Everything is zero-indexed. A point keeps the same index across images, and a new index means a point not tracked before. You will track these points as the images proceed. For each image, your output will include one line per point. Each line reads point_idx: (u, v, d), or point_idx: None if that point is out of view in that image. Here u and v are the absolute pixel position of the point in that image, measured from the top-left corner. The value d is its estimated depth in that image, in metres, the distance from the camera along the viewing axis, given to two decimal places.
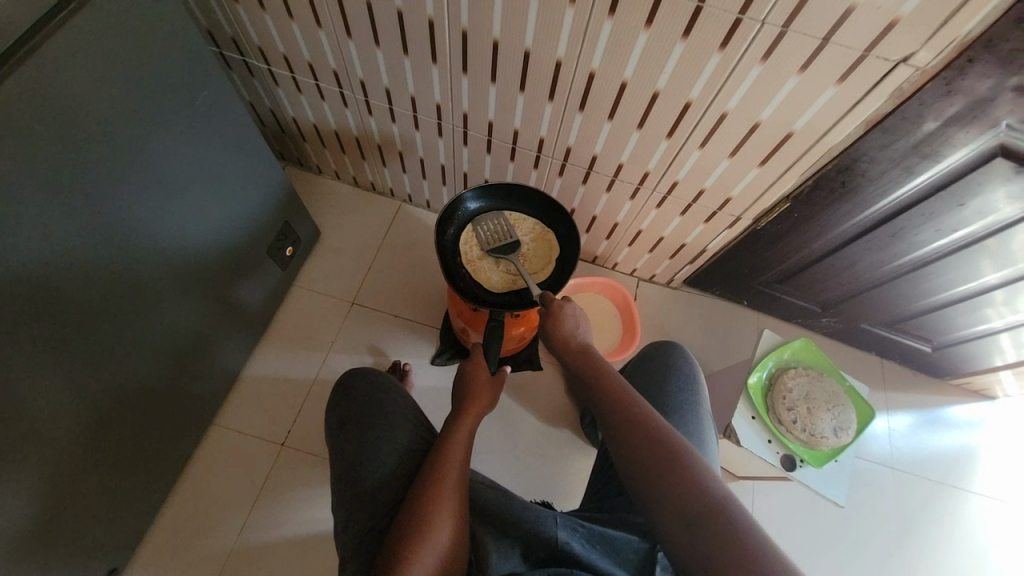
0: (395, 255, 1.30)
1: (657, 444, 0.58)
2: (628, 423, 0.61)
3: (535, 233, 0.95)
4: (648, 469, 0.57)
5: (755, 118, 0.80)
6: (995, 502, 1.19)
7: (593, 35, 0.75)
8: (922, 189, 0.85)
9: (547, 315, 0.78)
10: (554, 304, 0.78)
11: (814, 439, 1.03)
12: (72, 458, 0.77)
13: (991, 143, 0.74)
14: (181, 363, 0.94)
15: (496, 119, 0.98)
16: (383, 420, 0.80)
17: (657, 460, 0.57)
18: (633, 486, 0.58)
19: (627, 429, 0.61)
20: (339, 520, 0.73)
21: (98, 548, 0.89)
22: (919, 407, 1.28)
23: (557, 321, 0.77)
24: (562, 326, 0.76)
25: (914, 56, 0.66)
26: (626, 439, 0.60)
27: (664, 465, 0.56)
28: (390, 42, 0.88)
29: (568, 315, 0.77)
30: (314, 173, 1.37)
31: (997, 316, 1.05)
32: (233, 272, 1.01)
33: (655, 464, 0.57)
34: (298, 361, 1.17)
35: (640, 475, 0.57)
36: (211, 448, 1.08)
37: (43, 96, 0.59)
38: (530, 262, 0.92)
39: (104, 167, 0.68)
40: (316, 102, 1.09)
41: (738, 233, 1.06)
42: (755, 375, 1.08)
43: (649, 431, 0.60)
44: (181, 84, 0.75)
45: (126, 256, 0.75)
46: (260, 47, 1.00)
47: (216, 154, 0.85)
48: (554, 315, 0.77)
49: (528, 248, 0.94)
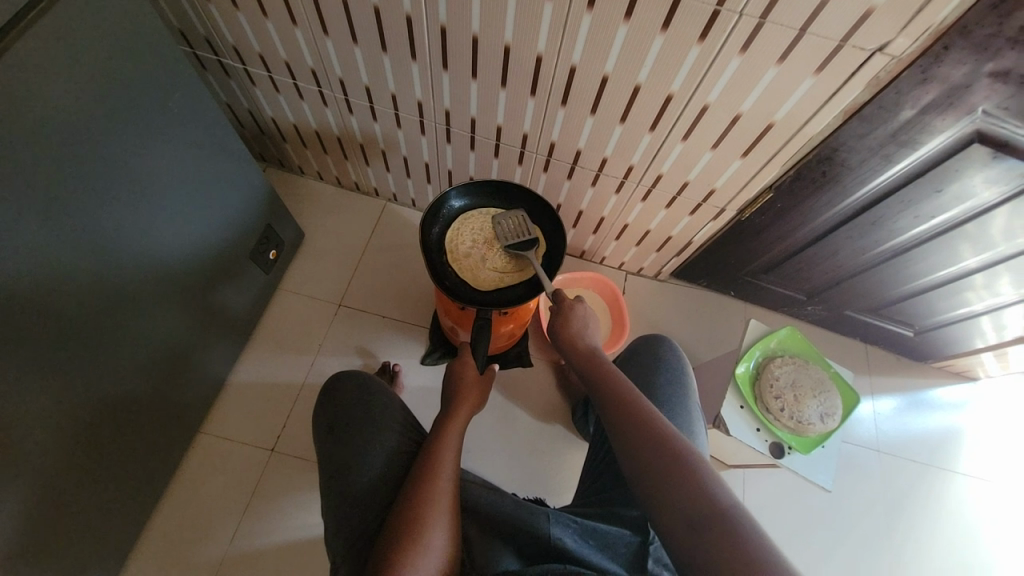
0: (382, 255, 1.29)
1: (662, 446, 0.58)
2: (632, 422, 0.61)
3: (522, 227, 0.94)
4: (649, 473, 0.57)
5: (736, 110, 0.80)
6: (979, 480, 1.22)
7: (573, 29, 0.74)
8: (901, 176, 0.86)
9: (557, 314, 0.78)
10: (564, 303, 0.78)
11: (802, 426, 1.04)
12: (56, 473, 0.76)
13: (968, 129, 0.75)
14: (165, 372, 0.93)
15: (478, 115, 0.97)
16: (372, 423, 0.79)
17: (657, 457, 0.57)
18: (633, 482, 0.58)
19: (630, 427, 0.61)
20: (330, 525, 0.72)
21: (87, 563, 0.88)
22: (903, 391, 1.30)
23: (566, 318, 0.77)
24: (571, 326, 0.76)
25: (890, 45, 0.66)
26: (629, 436, 0.60)
27: (665, 467, 0.56)
28: (368, 40, 0.87)
29: (579, 313, 0.77)
30: (296, 174, 1.35)
31: (977, 299, 1.07)
32: (216, 277, 0.99)
33: (656, 462, 0.57)
34: (286, 365, 1.16)
35: (640, 472, 0.58)
36: (199, 456, 1.06)
37: (8, 101, 0.57)
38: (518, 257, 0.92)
39: (77, 174, 0.66)
40: (294, 102, 1.07)
41: (723, 224, 1.07)
42: (743, 364, 1.09)
43: (653, 429, 0.60)
44: (153, 86, 0.73)
45: (102, 265, 0.73)
46: (233, 46, 0.98)
47: (193, 157, 0.83)
48: (564, 315, 0.77)
49: None
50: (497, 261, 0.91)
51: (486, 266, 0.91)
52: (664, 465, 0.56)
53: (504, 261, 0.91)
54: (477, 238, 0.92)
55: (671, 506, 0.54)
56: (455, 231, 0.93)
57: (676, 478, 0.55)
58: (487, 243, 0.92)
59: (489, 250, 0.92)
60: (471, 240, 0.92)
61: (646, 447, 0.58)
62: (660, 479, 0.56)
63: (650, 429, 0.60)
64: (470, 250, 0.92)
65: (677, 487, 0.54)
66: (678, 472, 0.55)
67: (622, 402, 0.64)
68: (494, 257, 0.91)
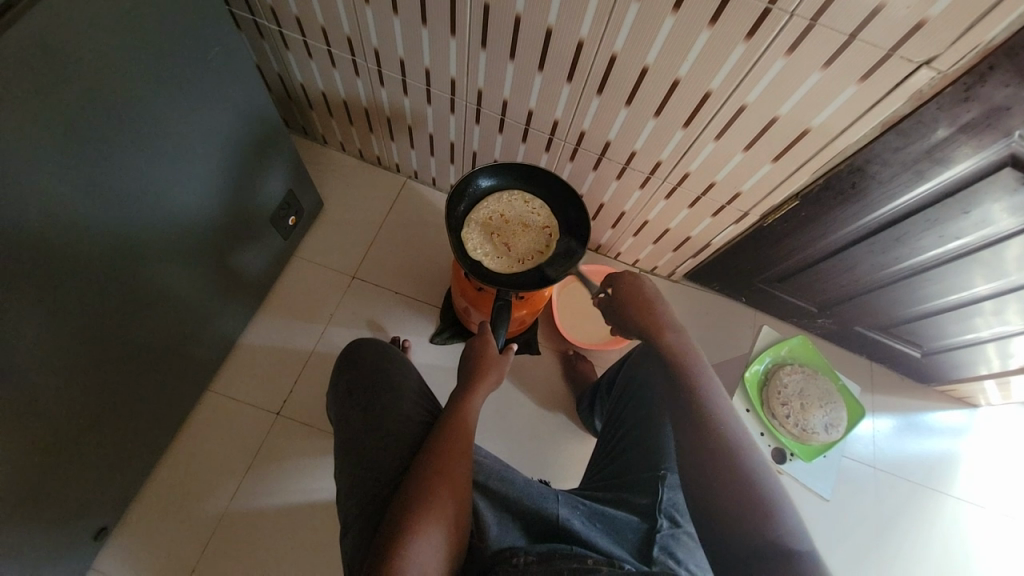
0: (399, 231, 1.29)
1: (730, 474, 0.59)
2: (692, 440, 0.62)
3: (538, 218, 0.95)
4: (719, 524, 0.58)
5: (774, 113, 0.80)
6: (971, 505, 1.24)
7: (619, 17, 0.74)
8: (927, 196, 0.86)
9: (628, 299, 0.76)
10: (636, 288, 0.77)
11: (805, 434, 1.16)
12: (67, 415, 0.76)
13: (1002, 152, 0.75)
14: (179, 328, 0.93)
15: (511, 98, 0.96)
16: (390, 392, 0.81)
17: (715, 475, 0.59)
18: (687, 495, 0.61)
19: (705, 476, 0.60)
20: (343, 486, 0.73)
21: (92, 506, 0.89)
22: (903, 412, 1.31)
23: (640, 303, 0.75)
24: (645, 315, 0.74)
25: (938, 59, 0.66)
26: (701, 464, 0.60)
27: (738, 518, 0.57)
28: (409, 12, 0.86)
29: (646, 283, 0.78)
30: (319, 143, 1.34)
31: (986, 326, 1.07)
32: (235, 238, 0.99)
33: (714, 482, 0.59)
34: (296, 331, 1.16)
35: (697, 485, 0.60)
36: (205, 414, 1.07)
37: (49, 44, 0.56)
38: (529, 242, 0.93)
39: (107, 124, 0.66)
40: (327, 69, 1.07)
41: (744, 228, 1.07)
42: (752, 368, 1.23)
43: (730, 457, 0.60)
44: (192, 40, 0.72)
45: (126, 210, 0.73)
46: (272, 7, 0.96)
47: (225, 116, 0.83)
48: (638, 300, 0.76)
49: (528, 230, 0.94)
50: (513, 240, 0.93)
51: (510, 253, 0.92)
52: (725, 466, 0.59)
53: (517, 242, 0.93)
54: (510, 222, 0.94)
55: (734, 527, 0.57)
56: (487, 208, 0.94)
57: (748, 511, 0.57)
58: (503, 219, 0.94)
59: (505, 227, 0.93)
60: (502, 222, 0.94)
61: (717, 447, 0.61)
62: (719, 501, 0.58)
63: (705, 442, 0.62)
64: (498, 232, 0.93)
65: (749, 534, 0.56)
66: (739, 510, 0.57)
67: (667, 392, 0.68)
68: (511, 236, 0.93)
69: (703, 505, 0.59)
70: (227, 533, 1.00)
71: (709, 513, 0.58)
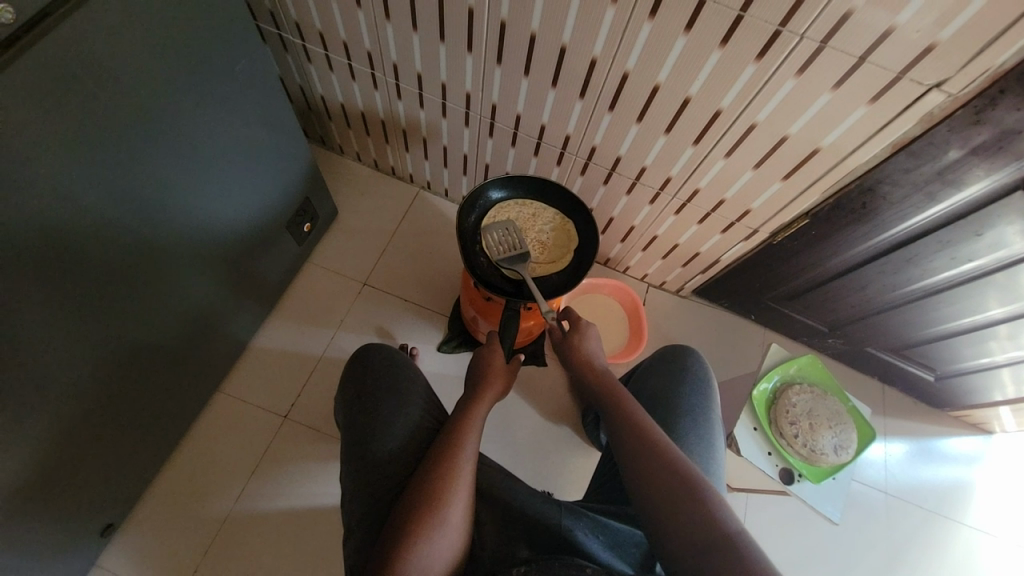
0: (410, 240, 1.31)
1: (697, 496, 0.59)
2: (656, 462, 0.63)
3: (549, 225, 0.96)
4: (682, 546, 0.57)
5: (784, 132, 0.81)
6: (987, 535, 1.20)
7: (631, 37, 0.76)
8: (939, 217, 0.86)
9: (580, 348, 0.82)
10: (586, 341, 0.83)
11: (814, 455, 1.15)
12: (77, 411, 0.78)
13: (1014, 175, 0.75)
14: (192, 329, 0.95)
15: (524, 112, 0.98)
16: (397, 397, 0.81)
17: (684, 498, 0.59)
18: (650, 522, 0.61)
19: (676, 496, 0.60)
20: (348, 489, 0.74)
21: (100, 500, 0.90)
22: (916, 436, 1.28)
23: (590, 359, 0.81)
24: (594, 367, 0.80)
25: (948, 82, 0.67)
26: (667, 486, 0.61)
27: (710, 542, 0.56)
28: (427, 28, 0.89)
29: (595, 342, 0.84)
30: (336, 153, 1.38)
31: (1000, 350, 1.05)
32: (250, 244, 1.01)
33: (680, 506, 0.59)
34: (306, 336, 1.18)
35: (662, 512, 0.60)
36: (214, 414, 1.09)
37: (80, 54, 0.59)
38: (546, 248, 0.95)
39: (131, 131, 0.69)
40: (347, 82, 1.10)
41: (752, 246, 1.08)
42: (760, 385, 1.20)
43: (694, 483, 0.61)
44: (216, 51, 0.75)
45: (147, 213, 0.76)
46: (296, 21, 1.00)
47: (245, 124, 0.86)
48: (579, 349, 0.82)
49: (549, 238, 0.96)
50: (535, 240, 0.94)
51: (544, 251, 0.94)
52: (701, 507, 0.58)
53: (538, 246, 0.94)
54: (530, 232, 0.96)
55: (699, 550, 0.56)
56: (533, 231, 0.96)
57: (720, 536, 0.56)
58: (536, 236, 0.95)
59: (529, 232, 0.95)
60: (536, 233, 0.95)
61: (669, 471, 0.62)
62: (684, 524, 0.58)
63: (665, 466, 0.62)
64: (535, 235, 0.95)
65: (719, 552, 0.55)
66: (702, 532, 0.56)
67: (641, 424, 0.69)
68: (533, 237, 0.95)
69: (671, 529, 0.58)
70: (228, 536, 1.00)
71: (679, 536, 0.57)
